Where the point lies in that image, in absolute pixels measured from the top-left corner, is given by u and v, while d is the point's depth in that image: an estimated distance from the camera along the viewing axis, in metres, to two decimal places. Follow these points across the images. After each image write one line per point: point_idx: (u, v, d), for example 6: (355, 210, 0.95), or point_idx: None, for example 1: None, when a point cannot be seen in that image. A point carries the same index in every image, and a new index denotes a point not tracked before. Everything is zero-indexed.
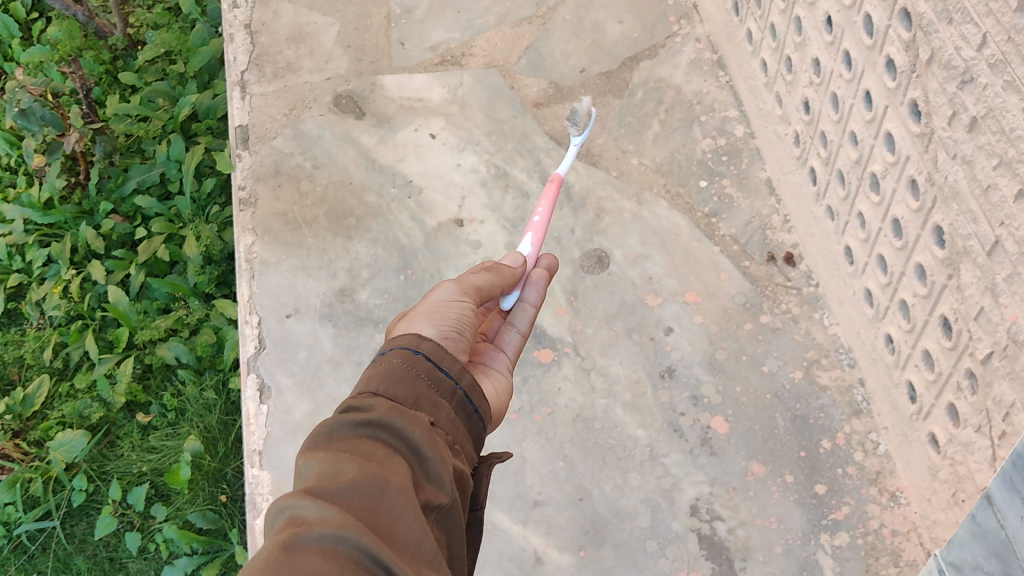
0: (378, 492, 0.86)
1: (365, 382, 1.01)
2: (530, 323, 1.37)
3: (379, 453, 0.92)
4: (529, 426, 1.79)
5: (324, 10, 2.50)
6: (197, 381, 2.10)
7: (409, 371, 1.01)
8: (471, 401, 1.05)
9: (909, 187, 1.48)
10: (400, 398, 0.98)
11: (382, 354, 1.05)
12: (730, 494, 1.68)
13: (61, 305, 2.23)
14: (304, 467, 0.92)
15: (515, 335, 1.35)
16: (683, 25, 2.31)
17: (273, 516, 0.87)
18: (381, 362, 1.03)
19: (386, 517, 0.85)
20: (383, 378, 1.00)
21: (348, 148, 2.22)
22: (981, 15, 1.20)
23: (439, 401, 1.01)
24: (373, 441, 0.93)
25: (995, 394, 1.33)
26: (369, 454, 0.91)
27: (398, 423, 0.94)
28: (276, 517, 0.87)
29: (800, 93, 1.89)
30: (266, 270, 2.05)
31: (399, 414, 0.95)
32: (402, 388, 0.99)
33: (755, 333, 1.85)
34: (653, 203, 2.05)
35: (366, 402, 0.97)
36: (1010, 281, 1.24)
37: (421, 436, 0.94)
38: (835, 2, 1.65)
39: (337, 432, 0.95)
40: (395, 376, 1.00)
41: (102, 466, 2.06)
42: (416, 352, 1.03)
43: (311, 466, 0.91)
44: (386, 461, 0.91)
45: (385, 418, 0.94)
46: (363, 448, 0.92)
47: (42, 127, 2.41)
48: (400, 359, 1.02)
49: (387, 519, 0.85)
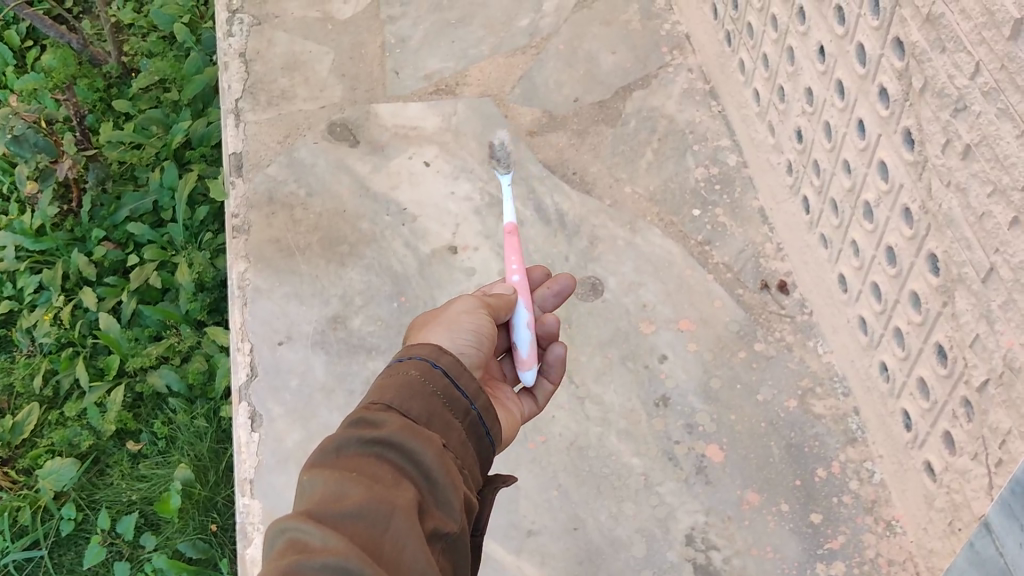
0: (384, 519, 0.85)
1: (378, 393, 1.00)
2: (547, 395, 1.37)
3: (388, 476, 0.91)
4: (522, 453, 1.78)
5: (319, 39, 2.51)
6: (188, 410, 2.09)
7: (425, 387, 1.01)
8: (483, 422, 1.05)
9: (904, 215, 1.49)
10: (413, 414, 0.98)
11: (399, 362, 1.05)
12: (725, 523, 1.67)
13: (51, 332, 2.22)
14: (309, 484, 0.91)
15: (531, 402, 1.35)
16: (676, 55, 2.33)
17: (271, 538, 0.86)
18: (397, 373, 1.03)
19: (390, 546, 0.84)
20: (398, 391, 1.00)
21: (342, 176, 2.22)
22: (974, 43, 1.21)
23: (452, 422, 1.01)
24: (381, 462, 0.92)
25: (991, 421, 1.32)
26: (376, 475, 0.90)
27: (411, 444, 0.93)
28: (275, 541, 0.85)
29: (792, 122, 1.90)
30: (259, 297, 2.04)
31: (413, 433, 0.94)
32: (416, 403, 0.99)
33: (750, 361, 1.85)
34: (647, 231, 2.06)
35: (378, 417, 0.96)
36: (1006, 308, 1.24)
37: (435, 460, 0.94)
38: (827, 31, 1.66)
39: (345, 448, 0.93)
40: (410, 391, 1.00)
41: (91, 494, 2.03)
42: (434, 367, 1.03)
43: (315, 484, 0.90)
44: (395, 483, 0.90)
45: (398, 438, 0.93)
46: (370, 470, 0.91)
47: (36, 154, 2.41)
48: (417, 372, 1.02)
49: (393, 548, 0.84)
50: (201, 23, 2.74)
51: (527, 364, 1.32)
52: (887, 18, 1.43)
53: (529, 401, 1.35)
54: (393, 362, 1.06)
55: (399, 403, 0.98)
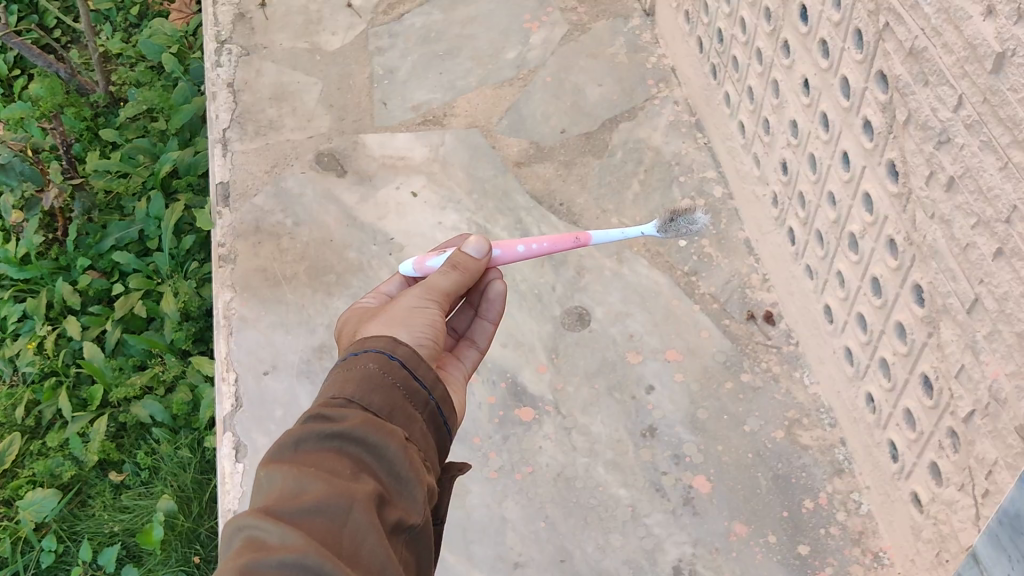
0: (343, 512, 0.84)
1: (339, 386, 0.98)
2: (489, 341, 1.32)
3: (348, 470, 0.89)
4: (509, 484, 1.77)
5: (308, 70, 2.52)
6: (172, 440, 2.07)
7: (385, 379, 0.98)
8: (442, 412, 1.03)
9: (889, 246, 1.50)
10: (375, 408, 0.96)
11: (355, 355, 1.02)
12: (713, 554, 1.66)
13: (35, 361, 2.20)
14: (267, 479, 0.89)
15: (475, 352, 1.30)
16: (662, 87, 2.37)
17: (229, 534, 0.85)
18: (356, 364, 1.00)
19: (349, 542, 0.83)
20: (359, 385, 0.97)
21: (329, 206, 2.22)
22: (956, 76, 1.23)
23: (415, 413, 0.99)
24: (341, 457, 0.91)
25: (977, 452, 1.32)
26: (336, 470, 0.89)
27: (374, 439, 0.92)
28: (233, 535, 0.85)
29: (777, 154, 1.91)
30: (244, 326, 2.02)
31: (375, 427, 0.93)
32: (378, 397, 0.97)
33: (736, 393, 1.85)
34: (633, 262, 2.07)
35: (338, 412, 0.94)
36: (991, 339, 1.25)
37: (399, 454, 0.92)
38: (812, 65, 1.69)
39: (304, 443, 0.92)
40: (370, 383, 0.97)
41: (73, 526, 2.00)
42: (391, 357, 1.01)
43: (273, 479, 0.89)
44: (355, 477, 0.89)
45: (360, 433, 0.92)
46: (331, 464, 0.89)
47: (22, 182, 2.46)
48: (375, 364, 0.99)
49: (351, 543, 0.83)
50: (189, 54, 2.76)
51: (424, 268, 1.28)
52: (871, 52, 1.45)
53: (469, 350, 1.30)
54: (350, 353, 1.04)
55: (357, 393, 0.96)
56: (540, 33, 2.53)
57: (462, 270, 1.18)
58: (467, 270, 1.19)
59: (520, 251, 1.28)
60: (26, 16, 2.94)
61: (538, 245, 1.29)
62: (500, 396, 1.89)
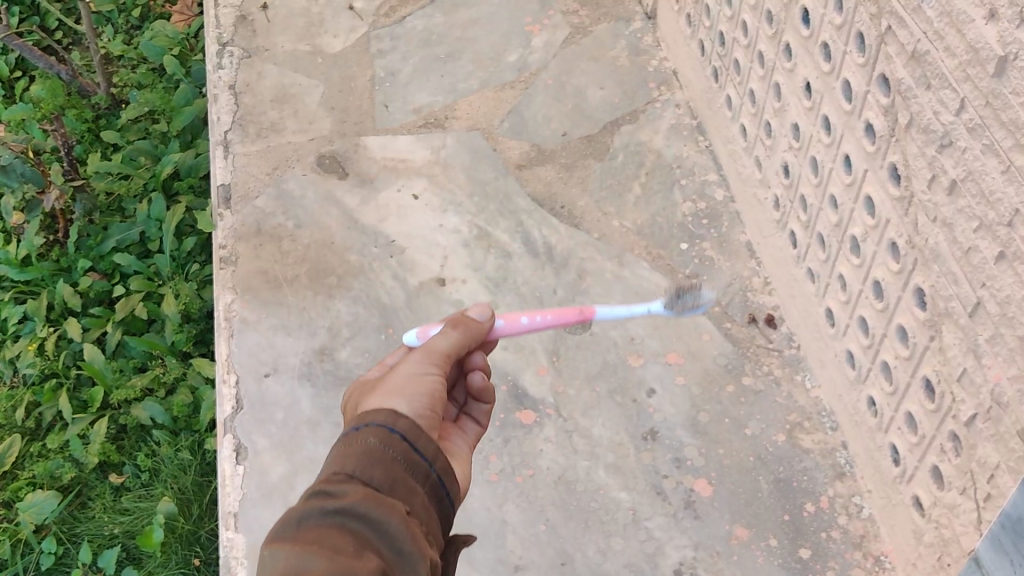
0: None
1: (338, 462, 0.91)
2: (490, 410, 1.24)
3: (350, 547, 0.82)
4: (510, 487, 1.76)
5: (309, 72, 2.52)
6: (172, 442, 2.07)
7: (385, 453, 0.92)
8: (445, 485, 0.96)
9: (890, 249, 1.50)
10: (376, 482, 0.89)
11: (353, 430, 0.95)
12: (713, 558, 1.65)
13: (35, 362, 2.20)
14: (267, 560, 0.81)
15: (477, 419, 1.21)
16: (664, 90, 2.37)
17: None
18: (355, 439, 0.93)
19: None
20: (359, 459, 0.90)
21: (330, 208, 2.22)
22: (959, 80, 1.23)
23: (417, 486, 0.92)
24: (343, 533, 0.83)
25: (979, 456, 1.32)
26: (338, 547, 0.82)
27: (376, 514, 0.85)
28: None
29: (779, 157, 1.91)
30: (245, 329, 2.02)
31: (376, 501, 0.86)
32: (379, 470, 0.90)
33: (737, 396, 1.85)
34: (634, 264, 2.07)
35: (339, 488, 0.87)
36: (993, 342, 1.24)
37: (401, 528, 0.85)
38: (814, 68, 1.68)
39: (306, 520, 0.85)
40: (371, 456, 0.91)
41: (72, 528, 2.00)
42: (391, 431, 0.94)
43: (275, 558, 0.81)
44: (357, 554, 0.82)
45: (361, 507, 0.85)
46: (333, 541, 0.82)
47: (23, 184, 2.46)
48: (375, 437, 0.93)
49: None
50: (191, 56, 2.76)
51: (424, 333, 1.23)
52: (873, 55, 1.45)
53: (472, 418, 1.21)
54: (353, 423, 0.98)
55: (362, 464, 0.90)
56: (542, 36, 2.54)
57: (462, 329, 1.14)
58: (466, 331, 1.14)
59: (523, 324, 1.24)
60: (28, 18, 2.94)
61: (542, 318, 1.24)
62: (501, 399, 1.88)
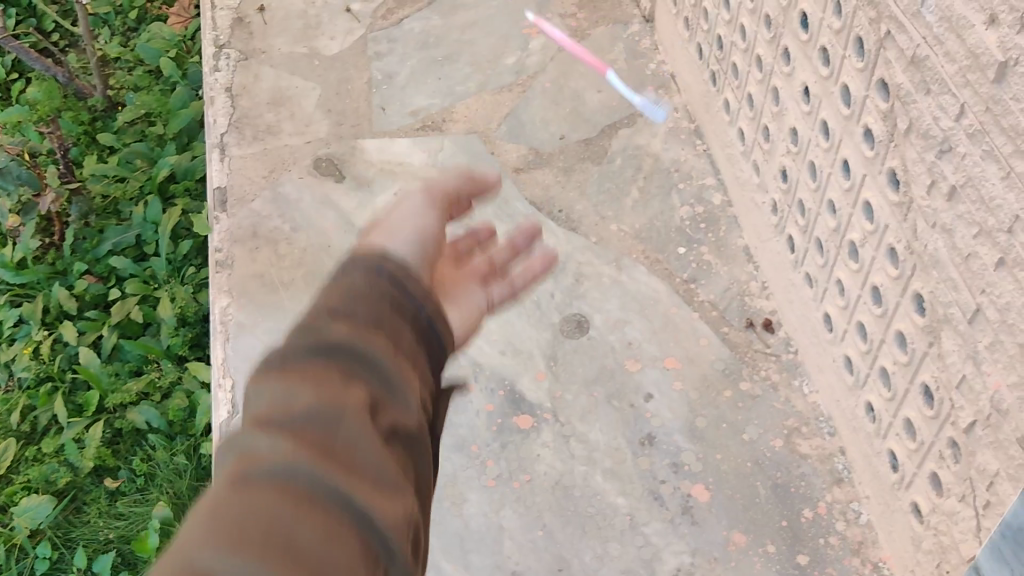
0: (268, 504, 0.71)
1: (265, 379, 0.85)
2: None
3: (276, 451, 0.76)
4: (507, 492, 1.75)
5: (306, 75, 2.51)
6: (168, 447, 2.06)
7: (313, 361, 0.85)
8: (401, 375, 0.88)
9: (889, 255, 1.50)
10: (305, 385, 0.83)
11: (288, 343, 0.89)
12: (711, 564, 1.64)
13: (30, 366, 2.19)
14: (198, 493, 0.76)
15: None
16: (662, 94, 2.37)
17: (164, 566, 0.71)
18: (284, 359, 0.86)
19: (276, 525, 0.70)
20: (284, 372, 0.84)
21: (327, 212, 2.21)
22: (959, 85, 1.22)
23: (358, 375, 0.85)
24: (274, 441, 0.77)
25: (978, 463, 1.31)
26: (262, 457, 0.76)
27: (300, 417, 0.79)
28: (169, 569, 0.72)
29: (777, 161, 1.91)
30: (241, 333, 2.00)
31: (306, 406, 0.80)
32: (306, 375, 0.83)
33: (735, 401, 1.84)
34: (632, 268, 2.06)
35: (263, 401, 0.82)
36: (993, 349, 1.24)
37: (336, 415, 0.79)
38: (812, 73, 1.68)
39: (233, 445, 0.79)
40: (299, 367, 0.84)
41: (67, 533, 1.99)
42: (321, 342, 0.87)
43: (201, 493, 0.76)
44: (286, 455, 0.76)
45: (287, 412, 0.79)
46: (259, 453, 0.76)
47: (19, 187, 2.46)
48: (304, 353, 0.86)
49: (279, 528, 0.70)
50: (187, 57, 2.76)
51: None
52: (872, 60, 1.44)
53: None
54: (242, 438, 0.78)
55: (235, 520, 0.69)
56: (540, 39, 2.54)
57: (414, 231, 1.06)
58: None
59: None
60: (25, 20, 2.93)
61: None
62: (499, 404, 1.87)
